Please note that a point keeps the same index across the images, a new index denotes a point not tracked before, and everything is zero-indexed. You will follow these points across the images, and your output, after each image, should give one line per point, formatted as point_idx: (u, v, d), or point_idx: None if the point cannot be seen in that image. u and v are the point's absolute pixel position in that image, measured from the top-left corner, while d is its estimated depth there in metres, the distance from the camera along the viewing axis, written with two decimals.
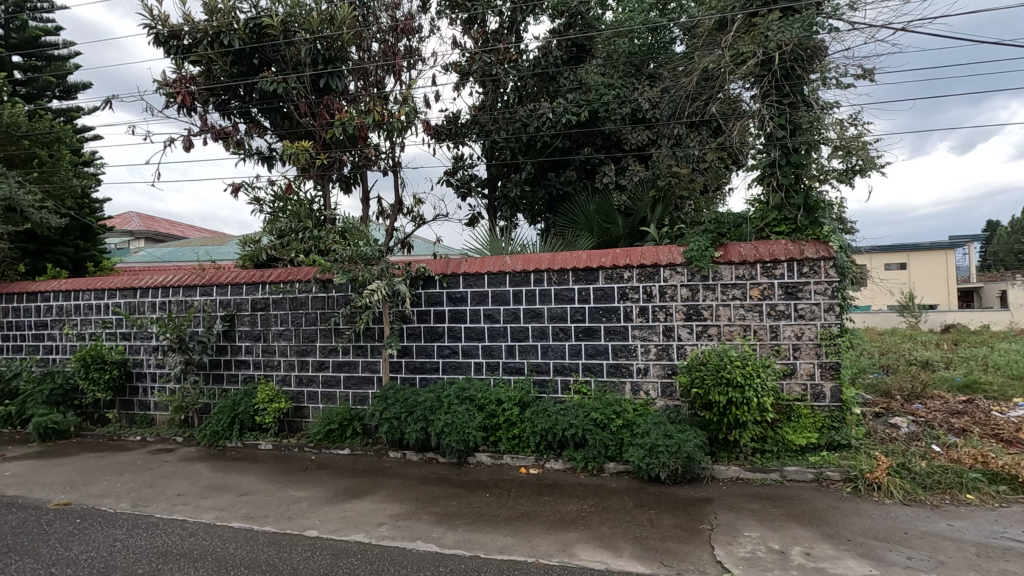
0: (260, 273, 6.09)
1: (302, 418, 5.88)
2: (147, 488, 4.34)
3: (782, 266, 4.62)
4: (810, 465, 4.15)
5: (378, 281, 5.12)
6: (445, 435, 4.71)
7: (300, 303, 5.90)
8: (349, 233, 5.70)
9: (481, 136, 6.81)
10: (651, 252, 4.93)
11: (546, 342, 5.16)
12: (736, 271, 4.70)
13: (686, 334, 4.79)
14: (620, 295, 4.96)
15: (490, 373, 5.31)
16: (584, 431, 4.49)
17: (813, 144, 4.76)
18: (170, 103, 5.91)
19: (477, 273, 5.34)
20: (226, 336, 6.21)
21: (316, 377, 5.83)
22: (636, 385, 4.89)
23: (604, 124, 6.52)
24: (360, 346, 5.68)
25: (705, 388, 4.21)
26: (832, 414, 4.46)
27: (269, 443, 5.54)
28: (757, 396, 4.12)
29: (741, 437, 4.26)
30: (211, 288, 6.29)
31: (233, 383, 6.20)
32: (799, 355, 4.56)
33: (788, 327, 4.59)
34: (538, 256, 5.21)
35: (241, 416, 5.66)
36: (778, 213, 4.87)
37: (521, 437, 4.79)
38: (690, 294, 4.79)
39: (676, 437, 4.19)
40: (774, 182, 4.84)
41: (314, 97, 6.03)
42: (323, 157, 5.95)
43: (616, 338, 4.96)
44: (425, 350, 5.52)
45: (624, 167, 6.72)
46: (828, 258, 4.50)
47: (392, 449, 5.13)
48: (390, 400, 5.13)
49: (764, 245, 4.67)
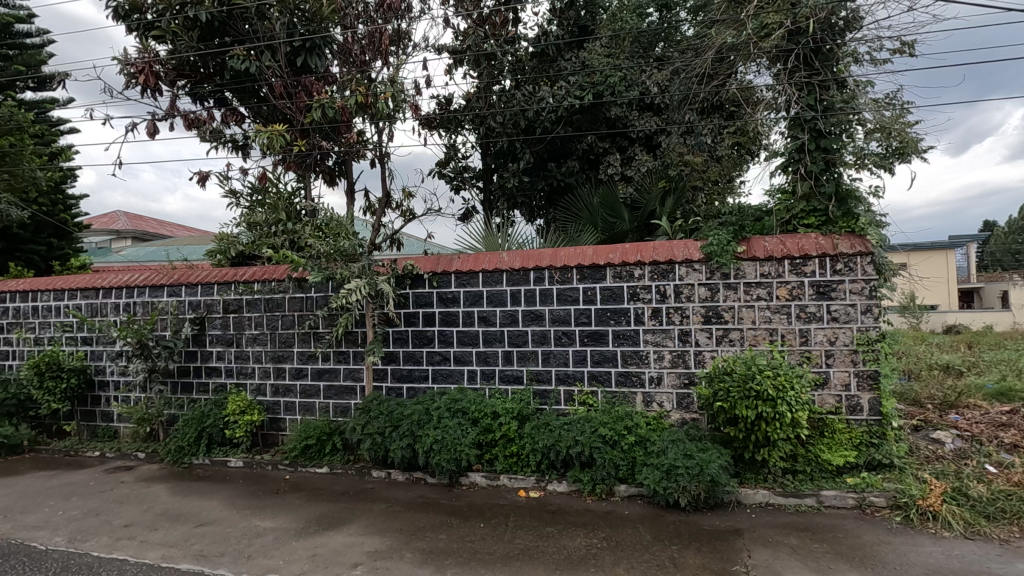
0: (233, 271, 5.56)
1: (278, 431, 5.33)
2: (91, 517, 3.79)
3: (814, 262, 4.11)
4: (849, 489, 3.64)
5: (360, 278, 4.56)
6: (434, 453, 4.19)
7: (276, 304, 5.35)
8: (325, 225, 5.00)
9: (476, 124, 6.27)
10: (665, 248, 4.41)
11: (547, 348, 4.63)
12: (761, 268, 4.20)
13: (704, 339, 4.28)
14: (630, 296, 4.44)
15: (485, 383, 4.78)
16: (592, 449, 3.97)
17: (845, 126, 4.27)
18: (132, 84, 5.35)
19: (471, 271, 4.81)
20: (196, 341, 5.66)
21: (293, 386, 5.29)
22: (648, 396, 4.38)
23: (610, 109, 6.01)
24: (342, 352, 5.14)
25: (730, 402, 3.68)
26: (871, 429, 3.96)
27: (240, 460, 4.99)
28: (791, 411, 3.59)
29: (771, 457, 3.75)
30: (179, 288, 5.73)
31: (203, 393, 5.63)
32: (833, 364, 4.06)
33: (819, 331, 4.09)
34: (539, 253, 4.69)
35: (209, 430, 5.10)
36: (806, 204, 4.36)
37: (519, 455, 4.26)
38: (709, 294, 4.28)
39: (697, 457, 3.67)
40: (802, 169, 4.36)
41: (291, 78, 5.51)
42: (301, 143, 5.38)
43: (626, 343, 4.44)
44: (413, 356, 4.98)
45: (631, 157, 6.21)
46: (866, 253, 4.00)
47: (375, 467, 4.59)
48: (373, 413, 4.60)
49: (791, 238, 4.19)
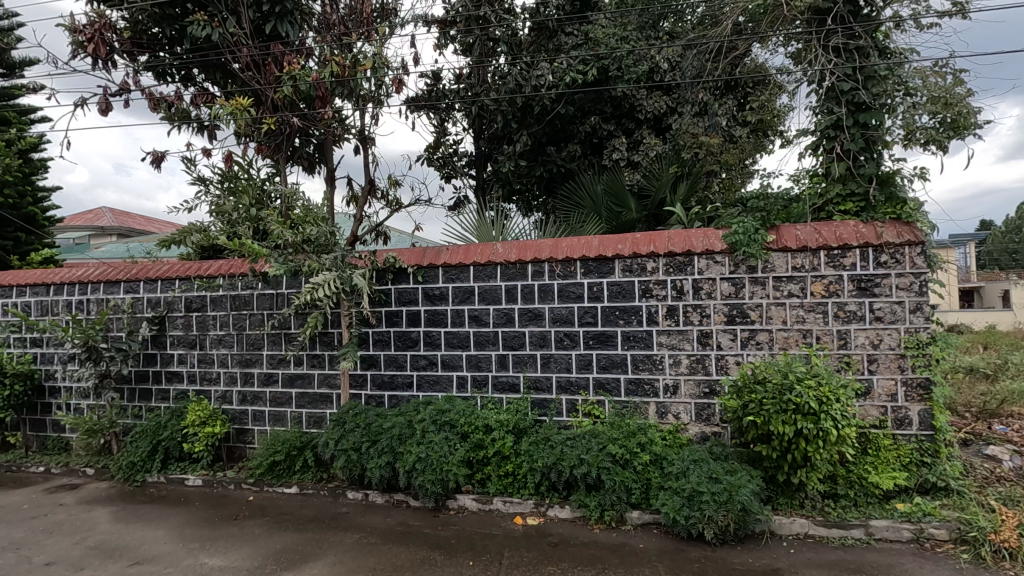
0: (196, 266, 4.96)
1: (245, 444, 4.76)
2: (9, 552, 3.23)
3: (854, 254, 3.57)
4: (902, 518, 3.11)
5: (330, 271, 3.96)
6: (417, 474, 3.64)
7: (243, 302, 4.78)
8: (296, 212, 4.42)
9: (468, 104, 5.69)
10: (681, 237, 3.85)
11: (546, 352, 4.08)
12: (793, 260, 3.65)
13: (727, 342, 3.74)
14: (642, 292, 3.89)
15: (476, 391, 4.22)
16: (600, 470, 3.41)
17: (890, 96, 3.70)
18: (80, 54, 4.76)
19: (460, 264, 4.25)
20: (155, 342, 5.08)
21: (262, 393, 4.72)
22: (662, 407, 3.84)
23: (616, 86, 5.44)
24: (317, 356, 4.57)
25: (763, 417, 3.12)
26: (922, 446, 3.43)
27: (199, 478, 4.41)
28: (837, 428, 3.02)
29: (809, 481, 3.21)
30: (136, 283, 5.14)
31: (163, 401, 5.04)
32: (878, 370, 3.52)
33: (861, 333, 3.55)
34: (537, 243, 4.13)
35: (166, 443, 4.52)
36: (842, 187, 3.81)
37: (516, 474, 3.71)
38: (732, 290, 3.73)
39: (725, 481, 3.12)
40: (837, 148, 3.82)
41: (258, 46, 4.89)
42: (270, 120, 4.78)
43: (637, 346, 3.90)
44: (396, 361, 4.42)
45: (638, 142, 5.65)
46: (916, 243, 3.45)
47: (351, 488, 4.02)
48: (349, 426, 4.04)
49: (827, 226, 3.64)
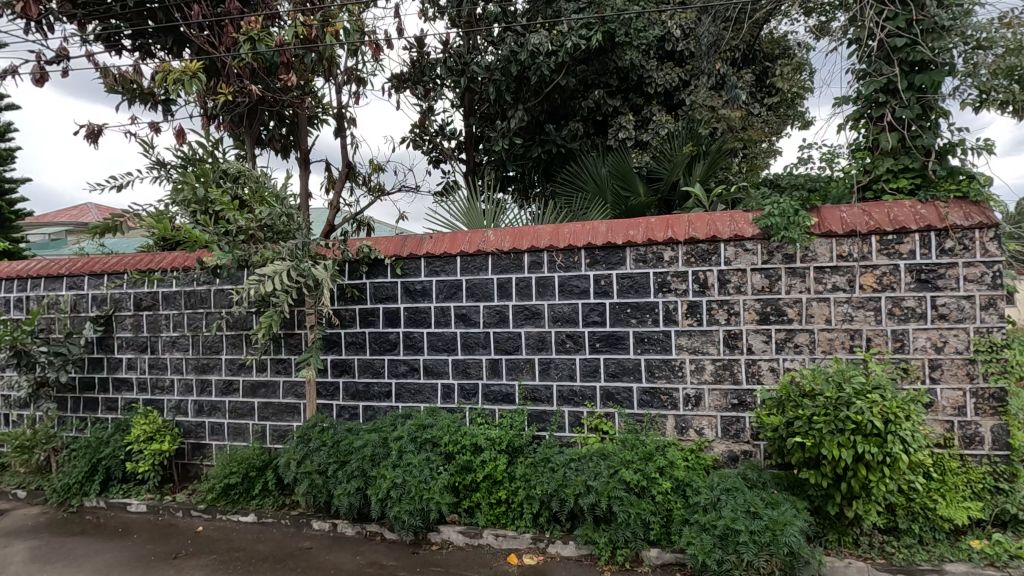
0: (146, 259, 4.35)
1: (201, 461, 4.16)
2: None
3: (913, 239, 2.99)
4: (983, 562, 2.53)
5: (287, 261, 3.34)
6: (392, 503, 3.06)
7: (200, 298, 4.18)
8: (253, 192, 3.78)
9: (457, 77, 5.09)
10: (704, 222, 3.27)
11: (546, 357, 3.49)
12: (839, 247, 3.07)
13: (759, 345, 3.16)
14: (658, 287, 3.31)
15: (465, 402, 3.64)
16: (611, 500, 2.82)
17: (953, 52, 3.12)
18: (9, 15, 4.12)
19: (445, 255, 3.66)
20: (101, 346, 4.47)
21: (220, 404, 4.12)
22: (682, 421, 3.26)
23: (622, 55, 4.85)
24: (282, 361, 3.98)
25: (813, 438, 2.53)
26: (996, 469, 2.86)
27: (143, 503, 3.80)
28: (907, 452, 2.43)
29: (867, 514, 2.63)
30: (80, 279, 4.51)
31: (110, 412, 4.43)
32: (942, 378, 2.95)
33: (921, 335, 2.98)
34: (535, 230, 3.54)
35: (106, 463, 3.91)
36: (894, 161, 3.24)
37: (510, 503, 3.12)
38: (766, 284, 3.16)
39: (767, 517, 2.54)
40: (887, 116, 3.25)
41: (214, 5, 4.27)
42: (226, 90, 4.15)
43: (653, 349, 3.32)
44: (372, 367, 3.82)
45: (646, 119, 5.08)
46: (988, 225, 2.87)
47: (317, 517, 3.42)
48: (314, 444, 3.45)
49: (877, 207, 3.07)
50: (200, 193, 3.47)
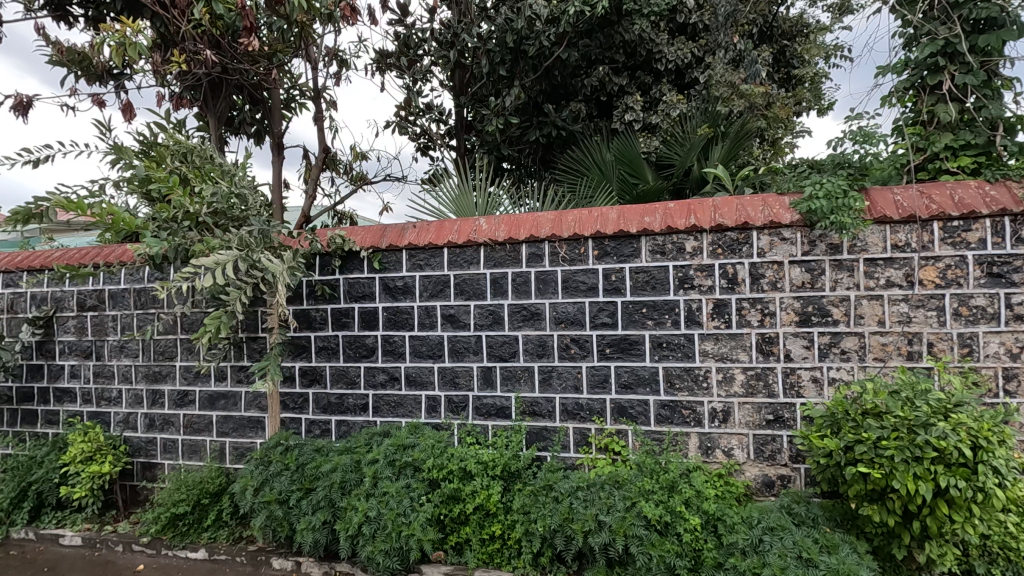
0: (89, 251, 3.80)
1: (151, 483, 3.64)
2: None
3: (983, 226, 2.51)
4: None
5: (240, 251, 2.82)
6: (364, 541, 2.56)
7: (151, 296, 3.66)
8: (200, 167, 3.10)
9: (446, 52, 4.58)
10: (732, 207, 2.78)
11: (547, 365, 3.00)
12: (894, 236, 2.60)
13: (799, 352, 2.69)
14: (679, 283, 2.82)
15: (453, 418, 3.14)
16: (627, 540, 2.33)
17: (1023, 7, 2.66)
18: None
19: (430, 246, 3.16)
20: (41, 351, 3.94)
21: (174, 418, 3.60)
22: (708, 440, 2.79)
23: (630, 26, 4.37)
24: (244, 369, 3.47)
25: (882, 468, 2.05)
26: None
27: (78, 535, 3.27)
28: (1001, 487, 1.96)
29: (942, 559, 2.15)
30: (15, 276, 3.97)
31: (50, 427, 3.89)
32: (1018, 391, 2.49)
33: (993, 340, 2.51)
34: (534, 218, 3.04)
35: (37, 487, 3.38)
36: (953, 136, 2.78)
37: (505, 540, 2.61)
38: (807, 279, 2.68)
39: (825, 566, 2.06)
40: (945, 84, 2.79)
41: None
42: (179, 57, 3.62)
43: (673, 356, 2.83)
44: (346, 376, 3.31)
45: (656, 100, 4.60)
46: None
47: (278, 554, 2.91)
48: (274, 468, 2.93)
49: (938, 187, 2.59)
50: (139, 172, 2.95)
